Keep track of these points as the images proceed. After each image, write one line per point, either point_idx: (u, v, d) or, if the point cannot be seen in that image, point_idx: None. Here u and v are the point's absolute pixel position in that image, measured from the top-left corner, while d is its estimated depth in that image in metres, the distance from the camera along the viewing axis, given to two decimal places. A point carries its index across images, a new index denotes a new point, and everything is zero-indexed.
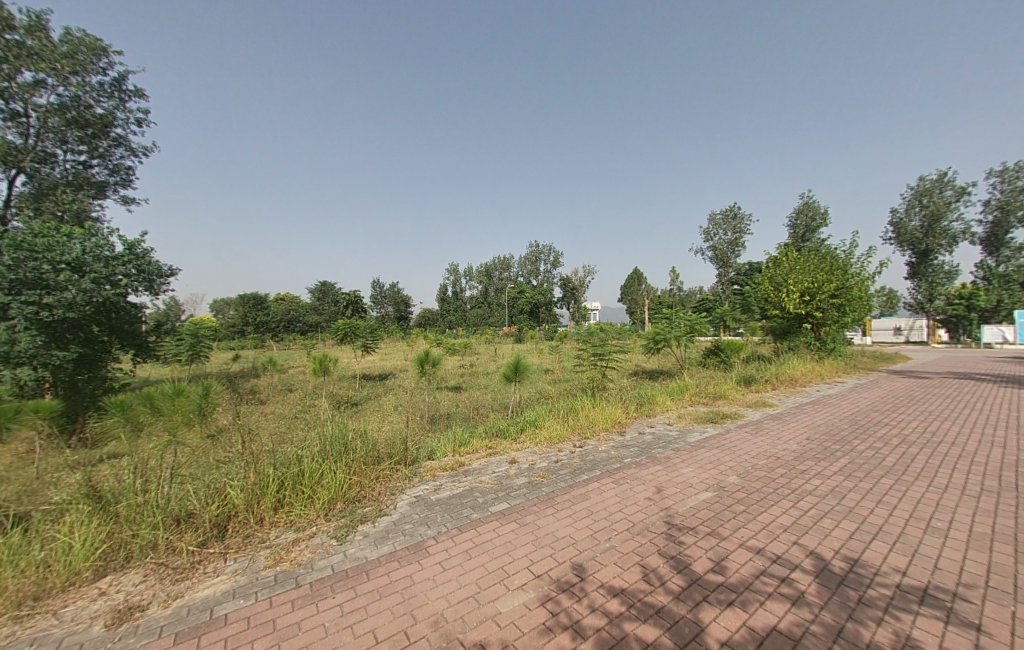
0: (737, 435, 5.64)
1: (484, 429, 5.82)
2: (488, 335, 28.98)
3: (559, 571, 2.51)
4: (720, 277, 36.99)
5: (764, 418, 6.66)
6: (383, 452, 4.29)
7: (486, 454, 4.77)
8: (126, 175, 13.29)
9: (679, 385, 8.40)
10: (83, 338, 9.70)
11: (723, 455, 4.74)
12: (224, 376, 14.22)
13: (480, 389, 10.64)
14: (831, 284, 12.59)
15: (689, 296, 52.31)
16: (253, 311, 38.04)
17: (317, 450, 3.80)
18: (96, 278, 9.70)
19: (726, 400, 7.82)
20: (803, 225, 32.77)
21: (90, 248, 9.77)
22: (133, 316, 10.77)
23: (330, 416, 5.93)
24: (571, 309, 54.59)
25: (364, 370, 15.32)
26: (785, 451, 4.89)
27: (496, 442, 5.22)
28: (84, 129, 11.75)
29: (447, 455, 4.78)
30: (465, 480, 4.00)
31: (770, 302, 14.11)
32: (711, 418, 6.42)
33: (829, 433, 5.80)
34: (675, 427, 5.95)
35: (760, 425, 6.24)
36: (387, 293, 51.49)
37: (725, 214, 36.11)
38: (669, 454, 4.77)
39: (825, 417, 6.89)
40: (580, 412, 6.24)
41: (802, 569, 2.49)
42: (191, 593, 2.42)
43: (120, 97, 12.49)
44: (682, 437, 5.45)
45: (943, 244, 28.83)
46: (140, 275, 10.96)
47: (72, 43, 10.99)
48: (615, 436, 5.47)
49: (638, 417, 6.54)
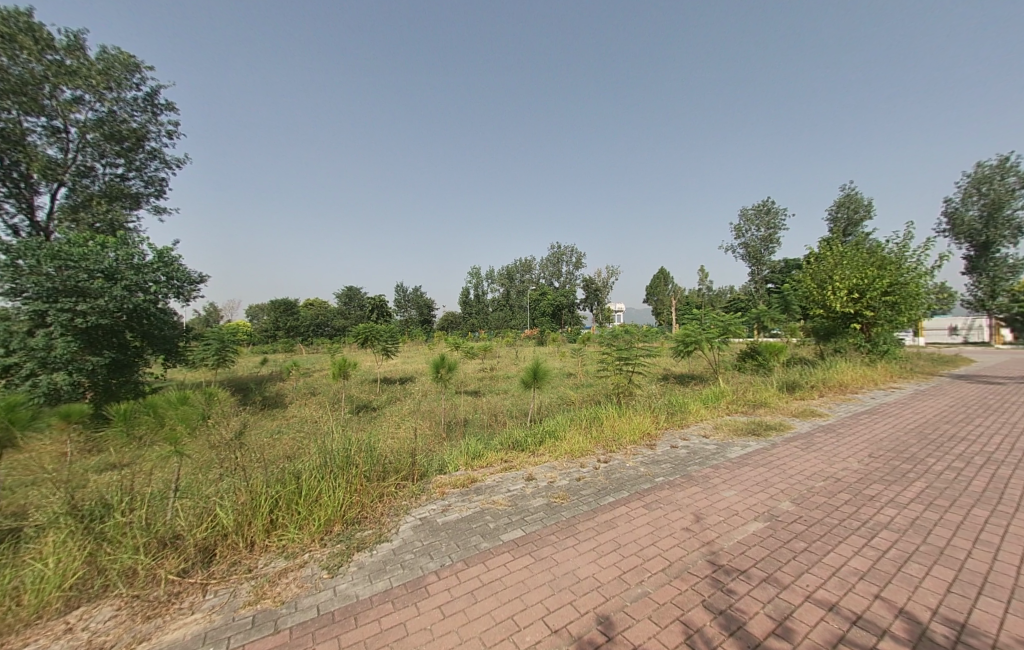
0: (784, 450, 5.02)
1: (500, 439, 5.42)
2: (511, 338, 28.66)
3: (580, 626, 2.07)
4: (753, 276, 35.31)
5: (813, 430, 5.97)
6: (388, 467, 3.96)
7: (501, 469, 4.36)
8: (159, 186, 13.73)
9: (714, 391, 7.76)
10: (116, 345, 9.97)
11: (771, 475, 4.16)
12: (251, 380, 14.43)
13: (499, 395, 10.27)
14: (883, 281, 11.55)
15: (719, 296, 50.37)
16: (283, 316, 38.95)
17: (316, 466, 3.49)
18: (127, 285, 9.93)
19: (768, 408, 7.13)
20: (844, 219, 30.91)
21: (121, 256, 10.01)
22: (163, 321, 11.03)
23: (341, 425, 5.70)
24: (596, 311, 53.48)
25: (386, 374, 15.24)
26: (844, 472, 4.27)
27: (512, 455, 4.81)
28: (121, 142, 12.19)
29: (459, 469, 4.41)
30: (477, 499, 3.61)
31: (813, 301, 13.11)
32: (753, 429, 5.80)
33: (895, 449, 5.09)
34: (712, 440, 5.37)
35: (810, 438, 5.57)
36: (411, 297, 52.06)
37: (757, 211, 34.44)
38: (707, 472, 4.24)
39: (885, 429, 6.14)
40: (605, 421, 5.75)
41: (892, 637, 1.96)
42: (159, 636, 2.14)
43: (153, 111, 12.93)
44: (721, 452, 4.89)
45: (1005, 235, 26.41)
46: (167, 282, 11.17)
47: (107, 60, 11.40)
48: (645, 450, 4.97)
49: (669, 427, 5.99)
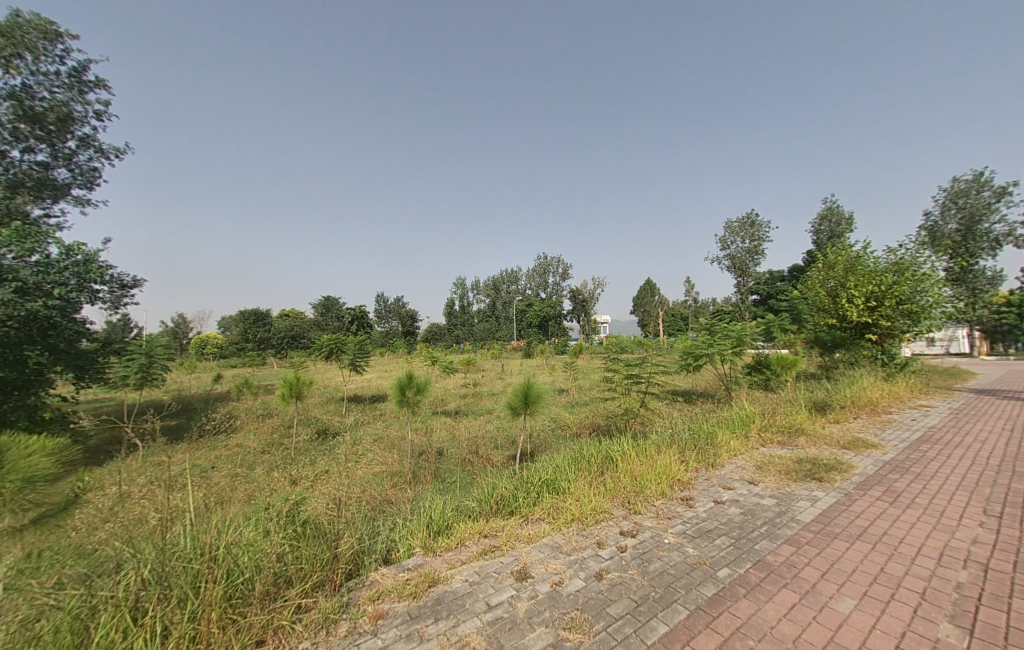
0: (868, 504, 3.69)
1: (479, 491, 3.90)
2: (495, 349, 27.09)
3: None
4: (739, 287, 34.83)
5: (883, 471, 4.62)
6: (287, 574, 2.40)
7: (478, 558, 2.83)
8: (88, 176, 11.90)
9: (739, 414, 6.41)
10: (10, 360, 8.07)
11: (885, 560, 2.78)
12: (194, 400, 12.49)
13: (481, 419, 8.74)
14: (901, 288, 10.56)
15: (703, 309, 50.22)
16: (254, 327, 36.23)
17: (128, 600, 1.93)
18: (22, 287, 8.01)
19: (809, 437, 5.82)
20: (827, 230, 30.82)
21: (18, 253, 8.11)
22: (74, 331, 9.10)
23: (253, 492, 4.09)
24: (581, 322, 52.31)
25: (354, 391, 13.51)
26: (983, 550, 2.92)
27: (494, 524, 3.29)
28: (39, 123, 10.40)
29: (413, 561, 2.86)
30: (433, 638, 2.09)
31: (824, 310, 12.04)
32: (809, 471, 4.42)
33: (1009, 501, 3.79)
34: (765, 490, 4.00)
35: (886, 484, 4.22)
36: (391, 308, 50.08)
37: (742, 222, 34.04)
38: (789, 554, 2.84)
39: (964, 465, 4.89)
40: (621, 463, 4.29)
41: None
42: None
43: (80, 90, 11.18)
44: (787, 511, 3.52)
45: (984, 247, 26.35)
46: (80, 285, 9.23)
47: (19, 25, 9.66)
48: (683, 509, 3.55)
49: (700, 470, 4.57)
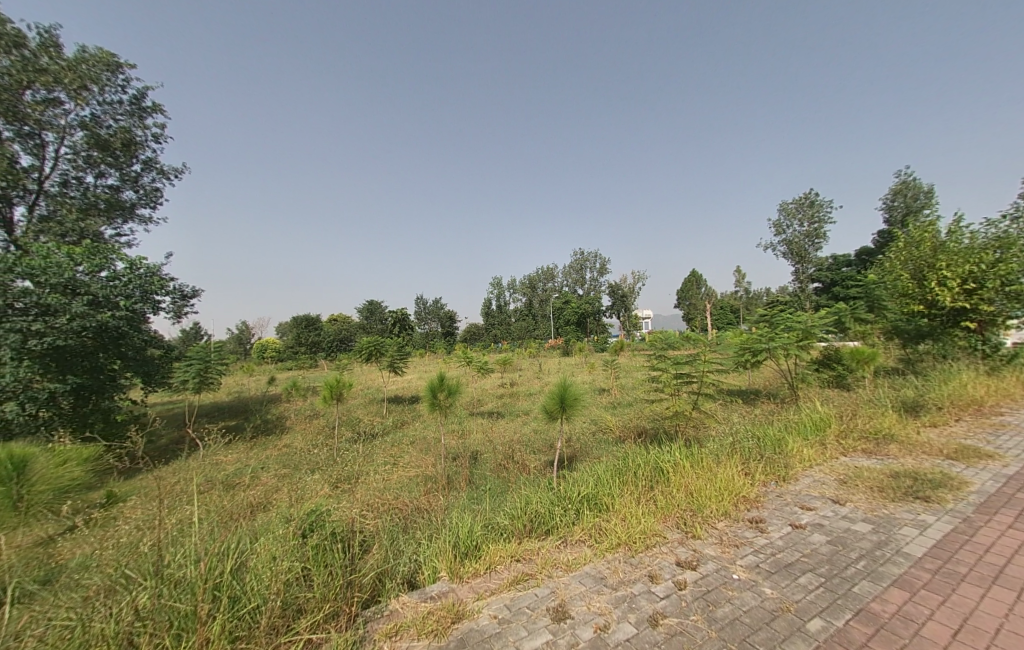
0: (1000, 534, 2.93)
1: (514, 504, 3.53)
2: (534, 348, 26.63)
3: None
4: (798, 274, 32.12)
5: (1008, 489, 3.75)
6: (297, 604, 2.19)
7: (509, 589, 2.47)
8: (151, 195, 12.75)
9: (811, 417, 5.61)
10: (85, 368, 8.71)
11: None
12: (247, 402, 13.07)
13: (518, 421, 8.38)
14: (1006, 267, 9.00)
15: (757, 299, 46.94)
16: (306, 331, 38.04)
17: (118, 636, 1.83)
18: (92, 301, 8.61)
19: (901, 445, 4.94)
20: (902, 206, 27.64)
21: (88, 268, 8.72)
22: (141, 339, 9.77)
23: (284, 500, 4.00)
24: (623, 318, 50.61)
25: (394, 392, 13.60)
26: None
27: (528, 547, 2.91)
28: (106, 148, 11.22)
29: (436, 588, 2.54)
30: None
31: (907, 296, 10.55)
32: (910, 488, 3.67)
33: None
34: (855, 511, 3.33)
35: (1017, 506, 3.39)
36: (432, 308, 50.89)
37: (800, 203, 31.35)
38: (902, 601, 2.23)
39: None
40: (674, 476, 3.76)
41: None
42: None
43: (140, 115, 11.98)
44: (889, 541, 2.86)
45: None
46: (143, 296, 9.85)
47: (86, 59, 10.44)
48: (753, 535, 2.99)
49: (769, 484, 3.94)
